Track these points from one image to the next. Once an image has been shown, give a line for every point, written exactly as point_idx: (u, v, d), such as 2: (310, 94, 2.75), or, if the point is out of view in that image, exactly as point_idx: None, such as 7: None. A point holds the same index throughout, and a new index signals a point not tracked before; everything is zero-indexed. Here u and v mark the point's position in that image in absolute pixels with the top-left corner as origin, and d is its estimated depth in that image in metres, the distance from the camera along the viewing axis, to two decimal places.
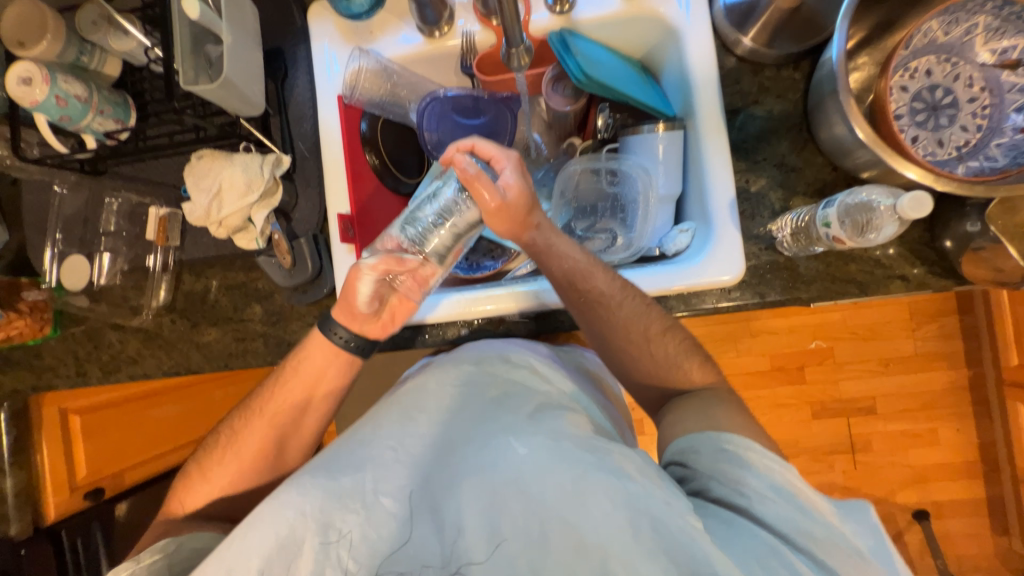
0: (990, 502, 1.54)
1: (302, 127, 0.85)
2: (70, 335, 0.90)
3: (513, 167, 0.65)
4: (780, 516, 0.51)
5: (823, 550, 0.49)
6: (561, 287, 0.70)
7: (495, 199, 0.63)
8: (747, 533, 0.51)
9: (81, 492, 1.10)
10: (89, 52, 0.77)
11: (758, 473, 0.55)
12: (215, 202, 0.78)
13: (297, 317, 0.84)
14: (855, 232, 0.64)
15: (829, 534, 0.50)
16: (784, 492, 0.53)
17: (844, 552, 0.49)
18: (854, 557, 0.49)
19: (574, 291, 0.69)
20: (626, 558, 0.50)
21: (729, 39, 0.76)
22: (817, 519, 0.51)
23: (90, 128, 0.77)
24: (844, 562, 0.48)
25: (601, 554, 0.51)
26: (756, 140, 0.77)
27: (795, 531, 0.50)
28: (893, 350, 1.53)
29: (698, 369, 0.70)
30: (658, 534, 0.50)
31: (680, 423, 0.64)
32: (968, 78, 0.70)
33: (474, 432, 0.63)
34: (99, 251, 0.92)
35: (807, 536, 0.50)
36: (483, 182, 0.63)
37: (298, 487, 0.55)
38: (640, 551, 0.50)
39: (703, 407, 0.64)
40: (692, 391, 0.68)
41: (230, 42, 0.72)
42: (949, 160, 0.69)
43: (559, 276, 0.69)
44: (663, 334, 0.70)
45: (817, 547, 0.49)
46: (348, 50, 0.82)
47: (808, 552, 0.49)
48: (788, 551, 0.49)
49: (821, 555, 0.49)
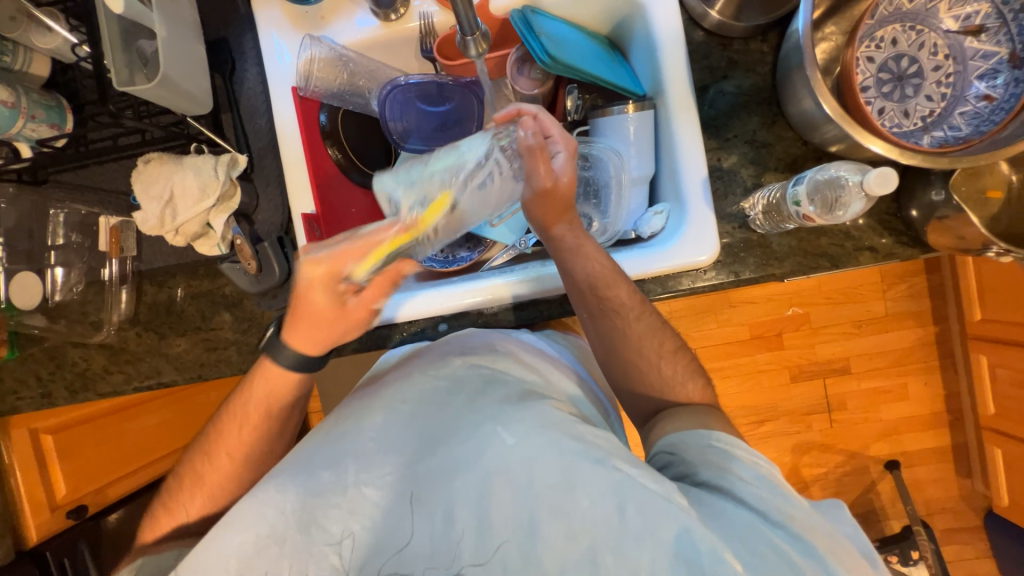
0: (954, 448, 1.64)
1: (256, 123, 0.80)
2: (29, 356, 0.85)
3: (567, 153, 0.67)
4: (760, 498, 0.52)
5: (804, 529, 0.50)
6: (572, 292, 0.70)
7: (549, 179, 0.65)
8: (732, 514, 0.51)
9: (63, 511, 1.06)
10: (11, 51, 0.71)
11: (745, 464, 0.56)
12: (169, 208, 0.74)
13: (268, 323, 0.81)
14: (825, 210, 0.64)
15: (807, 516, 0.51)
16: (769, 481, 0.54)
17: (820, 532, 0.50)
18: (828, 538, 0.50)
19: (597, 295, 0.68)
20: (615, 543, 0.51)
21: (696, 12, 0.74)
22: (796, 504, 0.52)
23: (22, 135, 0.71)
24: (822, 543, 0.49)
25: (590, 539, 0.51)
26: (726, 117, 0.76)
27: (775, 509, 0.51)
28: (866, 312, 1.58)
29: (680, 376, 0.70)
30: (643, 516, 0.50)
31: (671, 421, 0.65)
32: (933, 45, 0.69)
33: (457, 421, 0.61)
34: (50, 266, 0.87)
35: (786, 515, 0.51)
36: (540, 157, 0.65)
37: (276, 484, 0.58)
38: (630, 533, 0.50)
39: (690, 413, 0.65)
40: (682, 404, 0.67)
41: (166, 35, 0.66)
42: (915, 131, 0.69)
43: (579, 279, 0.69)
44: (675, 353, 0.71)
45: (797, 526, 0.50)
46: (298, 38, 0.78)
47: (786, 528, 0.50)
48: (769, 529, 0.50)
49: (799, 531, 0.50)
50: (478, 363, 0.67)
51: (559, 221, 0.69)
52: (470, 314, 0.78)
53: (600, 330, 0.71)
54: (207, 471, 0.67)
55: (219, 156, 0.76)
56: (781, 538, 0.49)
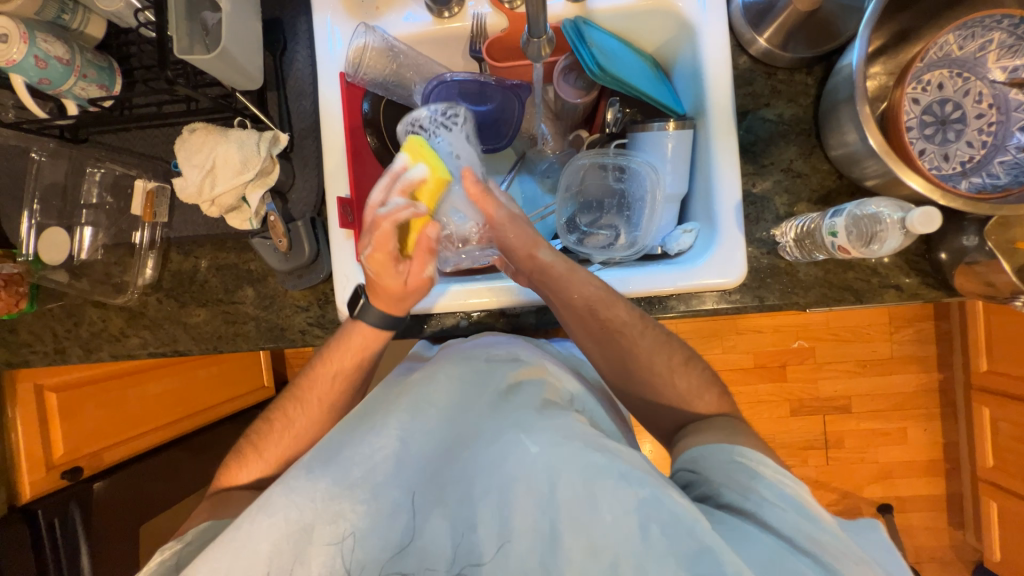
0: (949, 498, 1.63)
1: (301, 104, 0.82)
2: (48, 311, 0.86)
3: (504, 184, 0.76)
4: (786, 522, 0.52)
5: (834, 557, 0.49)
6: (570, 320, 0.71)
7: (505, 211, 0.70)
8: (754, 537, 0.51)
9: (59, 471, 1.03)
10: (71, 11, 0.72)
11: (767, 483, 0.56)
12: (208, 178, 0.75)
13: (291, 303, 0.82)
14: (861, 242, 0.65)
15: (835, 541, 0.50)
16: (794, 502, 0.54)
17: (851, 559, 0.49)
18: (862, 564, 0.49)
19: (596, 319, 0.69)
20: (637, 561, 0.51)
21: (744, 38, 0.76)
22: (824, 527, 0.51)
23: (72, 92, 0.73)
24: (852, 568, 0.48)
25: (612, 556, 0.52)
26: (765, 143, 0.77)
27: (802, 534, 0.51)
28: (872, 351, 1.58)
29: (697, 395, 0.71)
30: (668, 536, 0.50)
31: (697, 437, 0.65)
32: (977, 94, 0.70)
33: (484, 427, 0.66)
34: (80, 224, 0.88)
35: (815, 542, 0.50)
36: (487, 196, 0.69)
37: (308, 474, 0.59)
38: (654, 553, 0.50)
39: (713, 429, 0.66)
40: (698, 419, 0.69)
41: (229, 10, 0.67)
42: (953, 175, 0.70)
43: (578, 305, 0.69)
44: (685, 365, 0.72)
45: (826, 552, 0.49)
46: (352, 26, 0.79)
47: (817, 557, 0.49)
48: (794, 555, 0.49)
49: (829, 559, 0.48)
50: (502, 369, 0.69)
51: (536, 251, 0.69)
52: (492, 313, 0.78)
53: (605, 353, 0.72)
54: (258, 455, 0.73)
55: (261, 133, 0.77)
56: (807, 564, 0.48)
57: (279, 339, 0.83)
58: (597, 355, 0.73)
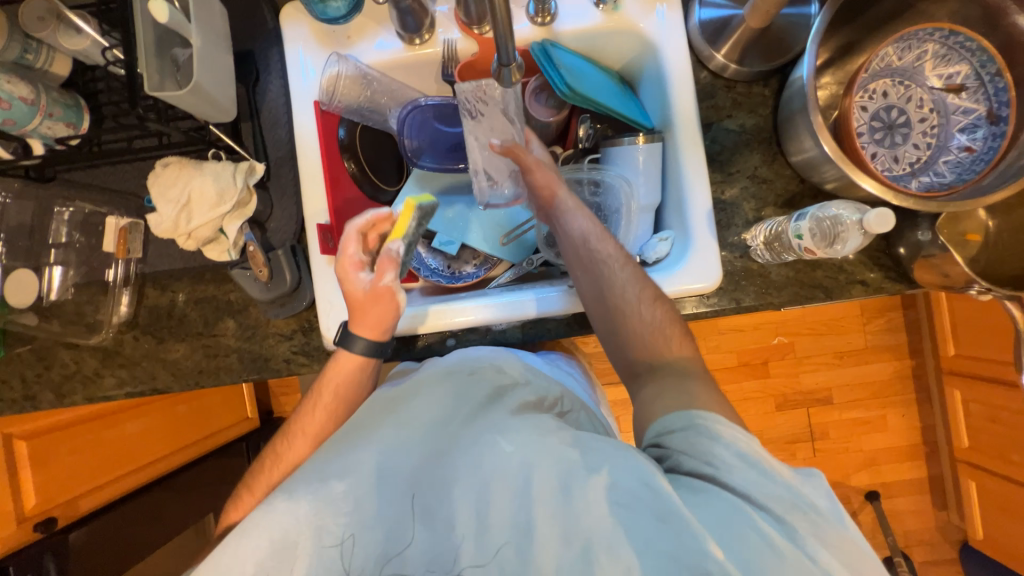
0: (932, 480, 1.68)
1: (277, 133, 0.82)
2: (16, 356, 0.83)
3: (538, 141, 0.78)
4: (748, 483, 0.50)
5: (786, 511, 0.48)
6: (565, 253, 0.72)
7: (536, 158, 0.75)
8: (717, 502, 0.49)
9: (31, 523, 0.97)
10: (35, 50, 0.71)
11: (725, 442, 0.53)
12: (183, 213, 0.75)
13: (274, 331, 0.81)
14: (825, 242, 0.69)
15: (789, 494, 0.49)
16: (750, 458, 0.52)
17: (803, 512, 0.48)
18: (812, 515, 0.48)
19: (586, 248, 0.70)
20: (609, 542, 0.51)
21: (703, 55, 0.80)
22: (781, 481, 0.50)
23: (38, 132, 0.71)
24: (805, 523, 0.48)
25: (585, 541, 0.52)
26: (730, 153, 0.80)
27: (761, 493, 0.49)
28: (848, 343, 1.64)
29: None
30: (636, 519, 0.51)
31: (658, 399, 0.60)
32: (918, 100, 0.75)
33: (464, 431, 0.65)
34: (49, 264, 0.86)
35: (771, 498, 0.49)
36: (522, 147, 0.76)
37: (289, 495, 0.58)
38: (623, 535, 0.51)
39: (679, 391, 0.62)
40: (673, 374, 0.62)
41: (199, 45, 0.67)
42: (903, 176, 0.74)
43: (573, 234, 0.71)
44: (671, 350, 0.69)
45: (780, 507, 0.49)
46: (324, 55, 0.80)
47: (771, 511, 0.49)
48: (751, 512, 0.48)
49: (784, 517, 0.48)
50: (481, 373, 0.71)
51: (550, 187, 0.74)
52: (478, 330, 0.79)
53: (603, 315, 0.68)
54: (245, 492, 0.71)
55: (237, 164, 0.78)
56: (766, 521, 0.48)
57: (263, 369, 0.82)
58: (582, 288, 0.70)
